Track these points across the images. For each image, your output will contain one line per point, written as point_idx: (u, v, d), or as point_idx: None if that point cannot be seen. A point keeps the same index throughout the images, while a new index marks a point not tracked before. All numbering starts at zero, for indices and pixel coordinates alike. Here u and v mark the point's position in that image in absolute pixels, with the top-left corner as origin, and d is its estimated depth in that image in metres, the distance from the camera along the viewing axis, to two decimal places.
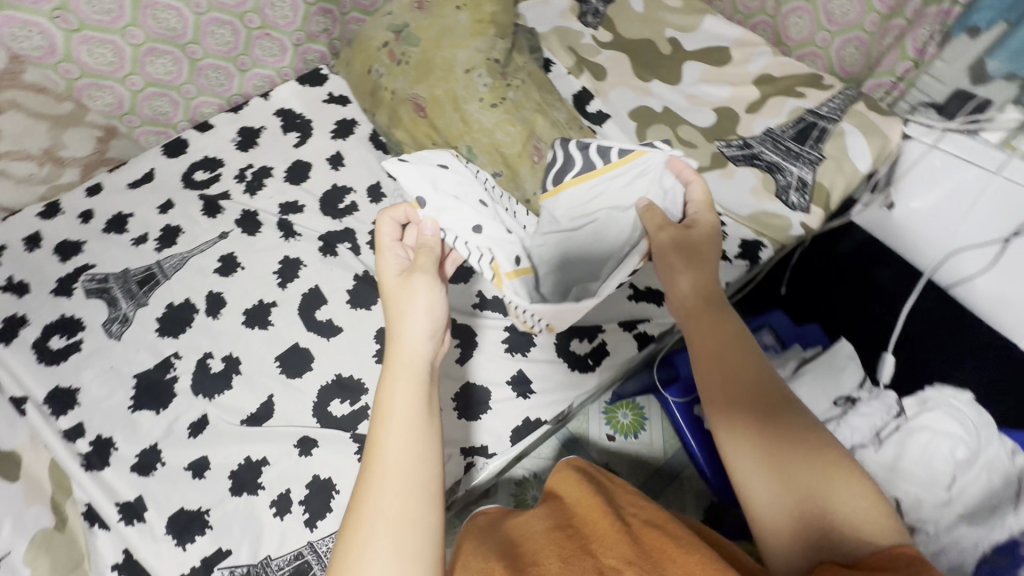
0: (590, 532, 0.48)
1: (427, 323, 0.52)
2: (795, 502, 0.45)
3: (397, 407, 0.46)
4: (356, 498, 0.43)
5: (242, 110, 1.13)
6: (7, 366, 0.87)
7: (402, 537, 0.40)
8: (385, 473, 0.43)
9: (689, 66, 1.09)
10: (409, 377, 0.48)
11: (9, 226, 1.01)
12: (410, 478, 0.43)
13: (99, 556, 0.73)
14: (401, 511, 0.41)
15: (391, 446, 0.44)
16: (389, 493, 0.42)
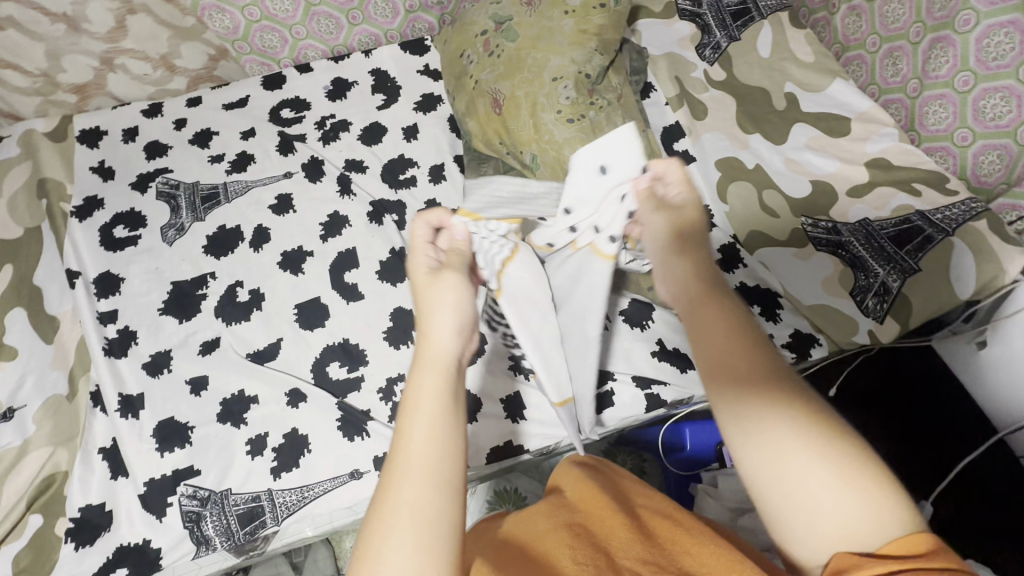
0: (604, 540, 0.46)
1: (453, 314, 0.47)
2: (811, 504, 0.36)
3: (421, 397, 0.41)
4: (376, 502, 0.37)
5: (342, 61, 1.16)
6: (75, 239, 0.96)
7: (428, 545, 0.35)
8: (405, 470, 0.38)
9: (798, 129, 1.00)
10: (440, 370, 0.43)
11: (116, 116, 1.11)
12: (434, 471, 0.38)
13: (91, 436, 0.79)
14: (422, 514, 0.36)
15: (415, 437, 0.39)
16: (412, 495, 0.37)
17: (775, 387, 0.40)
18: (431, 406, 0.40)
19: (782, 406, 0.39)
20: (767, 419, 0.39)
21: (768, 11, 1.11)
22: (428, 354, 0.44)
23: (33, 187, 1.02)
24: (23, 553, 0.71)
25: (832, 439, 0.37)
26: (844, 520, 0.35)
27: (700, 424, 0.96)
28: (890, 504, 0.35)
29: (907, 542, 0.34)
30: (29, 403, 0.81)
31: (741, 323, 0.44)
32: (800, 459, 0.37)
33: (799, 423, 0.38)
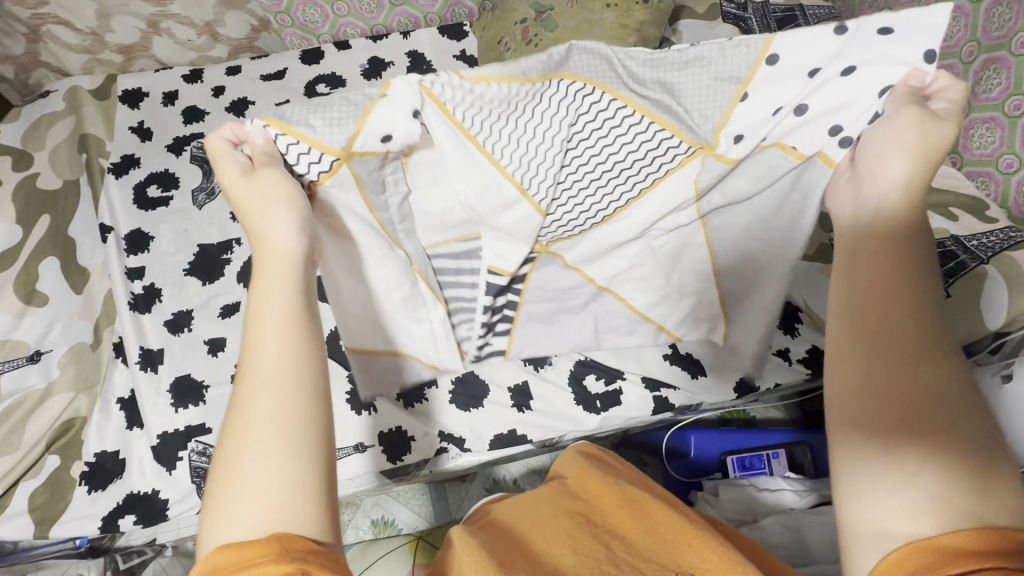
0: (604, 530, 0.46)
1: (286, 218, 0.41)
2: (893, 479, 0.31)
3: (267, 308, 0.37)
4: (230, 418, 0.34)
5: (380, 41, 1.17)
6: (110, 195, 0.98)
7: (282, 455, 0.32)
8: (254, 380, 0.35)
9: None
10: (274, 276, 0.39)
11: (158, 79, 1.14)
12: (285, 374, 0.35)
13: (111, 386, 0.82)
14: (278, 424, 0.33)
15: (265, 344, 0.36)
16: (262, 406, 0.34)
17: (919, 335, 0.34)
18: (277, 314, 0.37)
19: (918, 357, 0.34)
20: (895, 364, 0.34)
21: (815, 19, 1.11)
22: (265, 262, 0.40)
23: (74, 141, 1.05)
24: (40, 491, 0.74)
25: (950, 404, 0.32)
26: (925, 504, 0.30)
27: (707, 432, 0.96)
28: (989, 488, 0.30)
29: (979, 534, 0.29)
30: (55, 348, 0.84)
31: (908, 262, 0.38)
32: (907, 427, 0.32)
33: (920, 391, 0.32)
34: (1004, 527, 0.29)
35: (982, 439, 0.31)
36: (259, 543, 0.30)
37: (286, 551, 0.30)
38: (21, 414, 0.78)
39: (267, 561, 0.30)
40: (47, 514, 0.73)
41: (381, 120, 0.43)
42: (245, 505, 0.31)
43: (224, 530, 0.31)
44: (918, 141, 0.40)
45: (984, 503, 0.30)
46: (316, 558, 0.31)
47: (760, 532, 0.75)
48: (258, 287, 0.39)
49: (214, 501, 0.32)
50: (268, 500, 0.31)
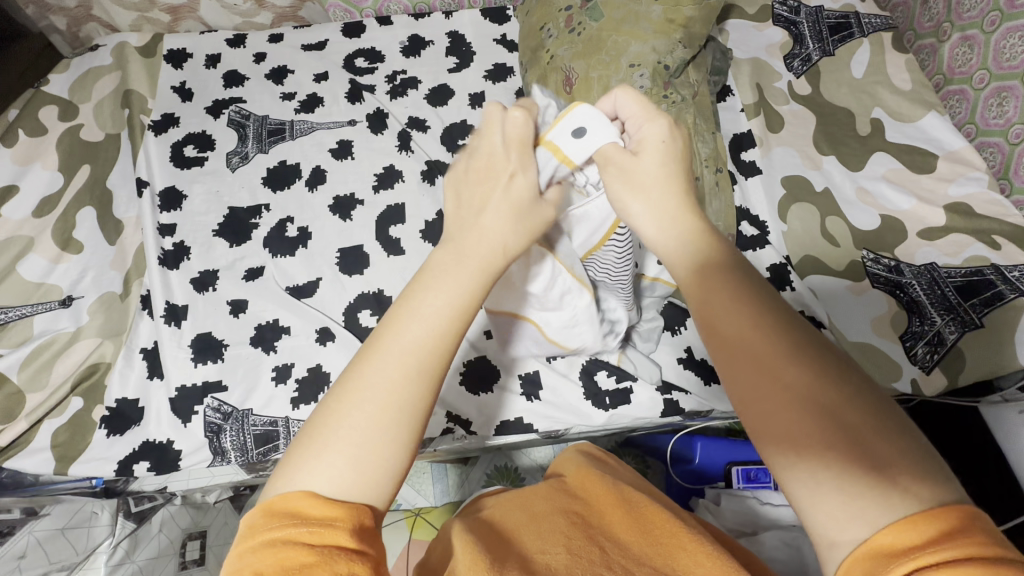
0: (601, 531, 0.46)
1: (513, 219, 0.41)
2: (814, 487, 0.30)
3: (436, 282, 0.37)
4: (347, 375, 0.35)
5: (421, 18, 1.17)
6: (148, 152, 1.01)
7: (396, 427, 0.34)
8: (388, 349, 0.35)
9: (877, 158, 0.95)
10: (467, 259, 0.39)
11: (202, 41, 1.16)
12: (422, 357, 0.35)
13: (136, 335, 0.84)
14: (390, 395, 0.34)
15: (420, 318, 0.36)
16: (383, 375, 0.34)
17: (753, 346, 0.34)
18: (451, 293, 0.37)
19: (758, 370, 0.33)
20: (741, 385, 0.33)
21: (871, 28, 1.07)
22: (469, 238, 0.40)
23: (118, 97, 1.08)
24: (62, 430, 0.77)
25: (816, 405, 0.31)
26: (846, 506, 0.29)
27: (713, 441, 0.95)
28: (900, 475, 0.29)
29: (907, 527, 0.27)
30: (86, 295, 0.87)
31: (721, 280, 0.37)
32: (810, 439, 0.31)
33: (806, 400, 0.31)
34: (936, 511, 0.28)
35: (866, 424, 0.30)
36: (329, 503, 0.32)
37: (355, 527, 0.32)
38: (50, 354, 0.82)
39: (341, 530, 0.31)
40: (67, 453, 0.76)
41: (577, 116, 0.44)
42: (329, 463, 0.33)
43: (310, 480, 0.33)
44: (645, 182, 0.40)
45: (906, 493, 0.29)
46: (372, 541, 0.33)
47: (759, 545, 0.74)
48: (445, 253, 0.39)
49: (303, 448, 0.34)
50: (356, 460, 0.33)
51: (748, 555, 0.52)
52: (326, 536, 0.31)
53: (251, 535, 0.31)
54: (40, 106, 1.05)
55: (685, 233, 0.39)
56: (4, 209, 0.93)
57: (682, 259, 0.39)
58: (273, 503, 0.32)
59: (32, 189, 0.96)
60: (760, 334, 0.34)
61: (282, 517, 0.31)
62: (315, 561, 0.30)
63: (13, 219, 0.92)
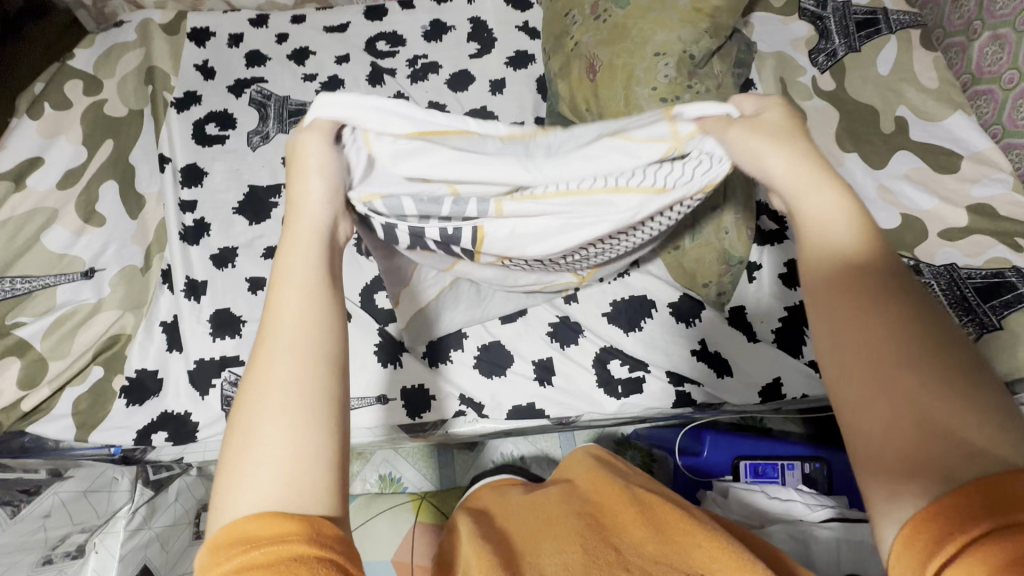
0: (614, 533, 0.47)
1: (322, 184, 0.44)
2: (890, 440, 0.31)
3: (285, 272, 0.39)
4: (248, 378, 0.36)
5: (444, 3, 1.17)
6: (171, 129, 1.02)
7: (294, 413, 0.34)
8: (271, 346, 0.36)
9: (899, 157, 0.95)
10: (308, 238, 0.41)
11: (225, 19, 1.16)
12: (302, 332, 0.36)
13: (156, 309, 0.85)
14: (296, 376, 0.35)
15: (286, 308, 0.37)
16: (282, 364, 0.35)
17: (844, 304, 0.35)
18: (298, 275, 0.38)
19: (848, 328, 0.34)
20: (841, 322, 0.35)
21: (899, 25, 1.05)
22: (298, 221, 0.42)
23: (141, 73, 1.08)
24: (83, 398, 0.79)
25: (913, 354, 0.32)
26: (921, 458, 0.30)
27: (722, 434, 0.95)
28: (976, 439, 0.29)
29: (976, 492, 0.28)
30: (108, 267, 0.88)
31: (835, 219, 0.37)
32: (901, 388, 0.31)
33: (903, 348, 0.32)
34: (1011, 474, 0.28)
35: (961, 384, 0.30)
36: (278, 518, 0.31)
37: (312, 536, 0.31)
38: (72, 323, 0.83)
39: (296, 542, 0.30)
40: (88, 420, 0.77)
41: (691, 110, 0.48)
42: (262, 471, 0.32)
43: (248, 495, 0.32)
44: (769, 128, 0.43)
45: (979, 456, 0.28)
46: (335, 543, 0.31)
47: (767, 535, 0.75)
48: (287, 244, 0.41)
49: (228, 472, 0.33)
50: (281, 459, 0.33)
51: (768, 549, 0.52)
52: (284, 549, 0.30)
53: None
54: (65, 80, 1.06)
55: (802, 173, 0.40)
56: (28, 180, 0.94)
57: (801, 196, 0.39)
58: (219, 537, 0.31)
59: (56, 161, 0.97)
60: (866, 281, 0.35)
61: (232, 547, 0.30)
62: None
63: (38, 190, 0.94)
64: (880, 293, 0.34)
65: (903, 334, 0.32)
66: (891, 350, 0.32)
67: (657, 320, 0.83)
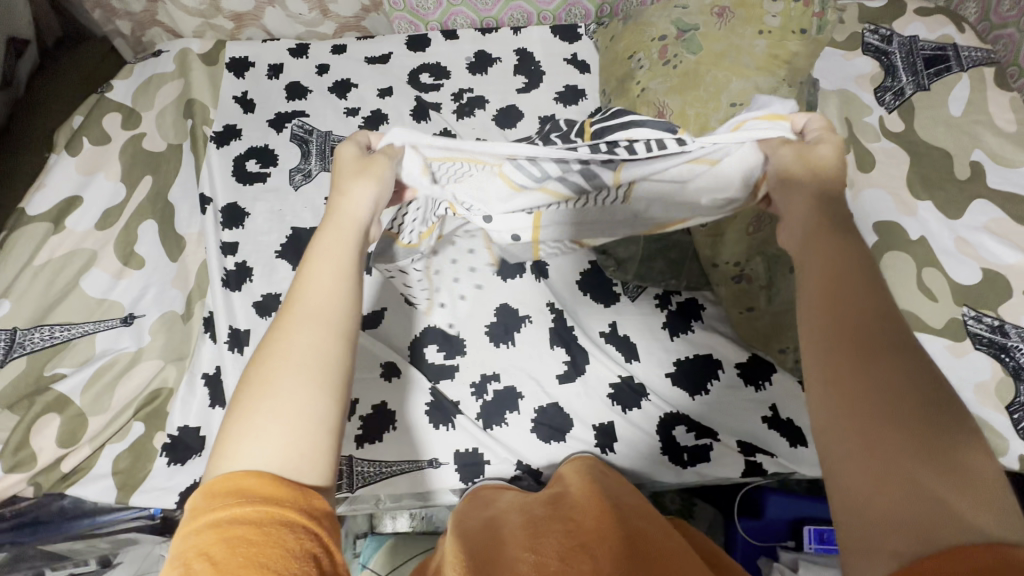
0: (588, 544, 0.42)
1: (370, 183, 0.48)
2: (857, 467, 0.31)
3: (330, 255, 0.41)
4: (268, 351, 0.36)
5: (489, 35, 1.13)
6: (211, 166, 0.99)
7: (302, 383, 0.34)
8: (299, 311, 0.37)
9: (977, 207, 0.88)
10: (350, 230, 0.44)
11: (265, 49, 1.13)
12: (328, 312, 0.38)
13: (197, 361, 0.82)
14: (307, 357, 0.35)
15: (318, 281, 0.39)
16: (294, 341, 0.36)
17: (830, 300, 0.37)
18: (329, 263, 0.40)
19: (824, 320, 0.36)
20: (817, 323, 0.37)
21: (971, 62, 0.99)
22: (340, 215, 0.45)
23: (181, 106, 1.06)
24: (123, 456, 0.75)
25: (870, 360, 0.33)
26: (895, 492, 0.29)
27: (782, 495, 0.90)
28: (942, 489, 0.28)
29: (960, 555, 0.26)
30: (148, 314, 0.85)
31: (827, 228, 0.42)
32: (865, 404, 0.31)
33: (857, 361, 0.33)
34: (989, 548, 0.26)
35: (923, 414, 0.30)
36: (275, 481, 0.31)
37: (306, 506, 0.31)
38: (111, 376, 0.79)
39: (289, 508, 0.30)
40: (129, 480, 0.74)
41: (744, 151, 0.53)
42: (268, 432, 0.32)
43: (252, 452, 0.32)
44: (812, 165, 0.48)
45: (952, 515, 0.27)
46: (325, 519, 0.31)
47: None
48: (326, 233, 0.44)
49: (241, 422, 0.33)
50: (285, 433, 0.33)
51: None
52: (278, 513, 0.29)
53: (193, 518, 0.29)
54: (104, 113, 1.03)
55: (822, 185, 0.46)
56: (67, 221, 0.91)
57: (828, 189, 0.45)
58: (213, 486, 0.31)
59: (95, 200, 0.94)
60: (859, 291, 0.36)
61: (226, 497, 0.30)
62: (262, 538, 0.28)
63: (76, 231, 0.90)
64: (869, 313, 0.35)
65: (870, 346, 0.33)
66: (859, 349, 0.34)
67: (724, 381, 0.78)
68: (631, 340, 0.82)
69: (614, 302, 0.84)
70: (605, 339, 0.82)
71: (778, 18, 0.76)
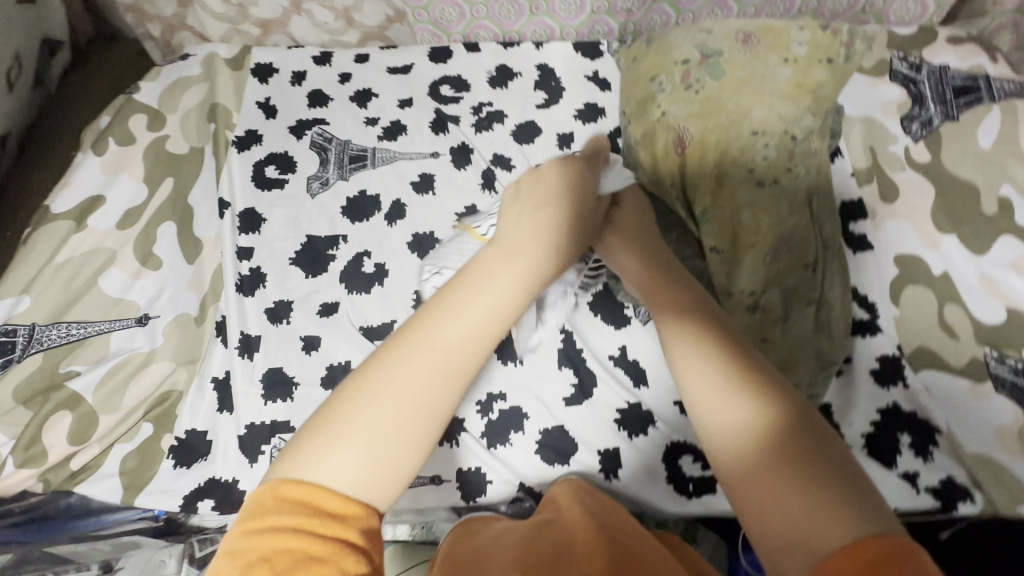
0: (572, 558, 0.46)
1: (557, 228, 0.44)
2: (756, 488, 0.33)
3: (488, 284, 0.38)
4: (377, 365, 0.34)
5: (511, 49, 1.13)
6: (231, 171, 1.00)
7: (408, 425, 0.33)
8: (431, 343, 0.35)
9: (1004, 243, 0.85)
10: (516, 265, 0.40)
11: (289, 56, 1.14)
12: (463, 359, 0.35)
13: (208, 364, 0.83)
14: (414, 397, 0.33)
15: (462, 316, 0.36)
16: (416, 367, 0.34)
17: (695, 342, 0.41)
18: (490, 300, 0.37)
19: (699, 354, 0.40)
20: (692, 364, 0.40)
21: (1003, 94, 0.95)
22: (525, 252, 0.41)
23: (205, 110, 1.07)
24: (131, 456, 0.76)
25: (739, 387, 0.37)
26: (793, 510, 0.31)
27: None
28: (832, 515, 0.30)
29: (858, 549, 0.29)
30: (162, 315, 0.86)
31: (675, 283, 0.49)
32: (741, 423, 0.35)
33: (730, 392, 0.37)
34: (868, 540, 0.29)
35: (784, 432, 0.35)
36: (345, 500, 0.31)
37: (364, 527, 0.31)
38: (124, 375, 0.80)
39: (351, 528, 0.30)
40: (135, 481, 0.75)
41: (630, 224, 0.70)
42: (348, 450, 0.32)
43: (329, 468, 0.31)
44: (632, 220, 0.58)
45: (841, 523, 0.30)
46: (378, 545, 0.31)
47: None
48: (491, 255, 0.41)
49: (327, 429, 0.33)
50: (368, 461, 0.32)
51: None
52: (341, 530, 0.30)
53: (257, 516, 0.30)
54: (130, 114, 1.05)
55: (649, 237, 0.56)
56: (89, 220, 0.93)
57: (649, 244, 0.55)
58: (285, 488, 0.31)
59: (117, 200, 0.96)
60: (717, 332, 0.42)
61: (295, 504, 0.30)
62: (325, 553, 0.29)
63: (98, 230, 0.92)
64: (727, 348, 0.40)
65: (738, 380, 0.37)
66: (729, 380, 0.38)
67: None
68: (640, 364, 0.81)
69: (625, 325, 0.83)
70: (614, 362, 0.81)
71: (804, 46, 0.76)
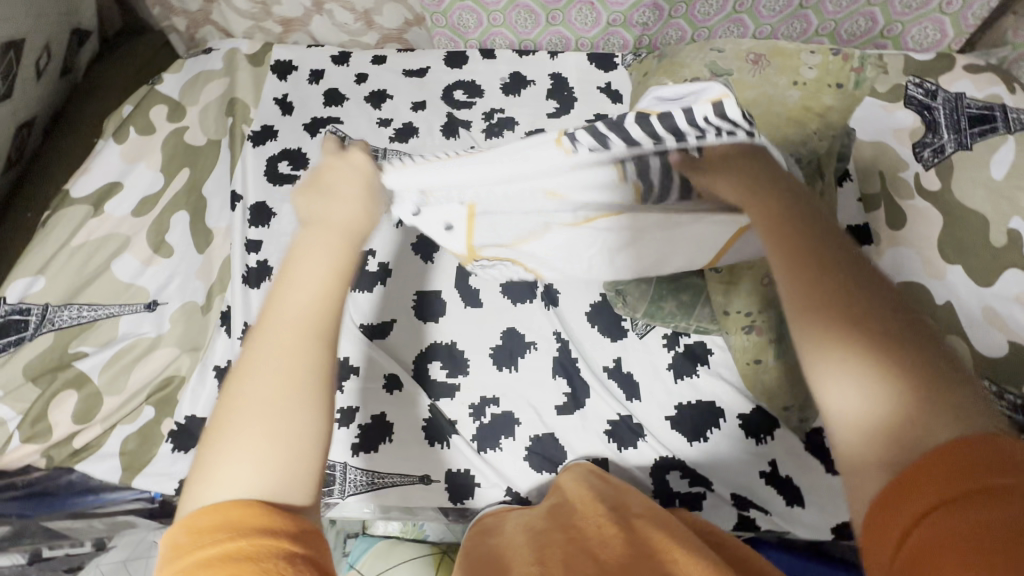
0: (591, 538, 0.47)
1: (362, 193, 0.45)
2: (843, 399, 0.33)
3: (309, 257, 0.38)
4: (237, 374, 0.35)
5: (526, 57, 1.14)
6: (245, 164, 1.02)
7: (285, 405, 0.34)
8: (274, 328, 0.36)
9: (1010, 276, 0.84)
10: (332, 232, 0.40)
11: (309, 54, 1.17)
12: (308, 325, 0.36)
13: (211, 352, 0.85)
14: (283, 379, 0.34)
15: (300, 294, 0.37)
16: (269, 362, 0.35)
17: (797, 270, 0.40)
18: (312, 272, 0.37)
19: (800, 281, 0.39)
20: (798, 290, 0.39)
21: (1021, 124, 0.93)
22: (332, 217, 0.41)
23: (224, 103, 1.10)
24: (131, 438, 0.79)
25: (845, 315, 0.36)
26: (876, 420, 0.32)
27: None
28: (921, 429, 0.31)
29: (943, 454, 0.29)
30: (170, 301, 0.89)
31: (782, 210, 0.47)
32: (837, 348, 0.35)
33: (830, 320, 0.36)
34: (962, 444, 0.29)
35: (882, 353, 0.33)
36: (259, 505, 0.31)
37: (288, 527, 0.30)
38: (130, 358, 0.83)
39: (277, 522, 0.30)
40: (133, 462, 0.77)
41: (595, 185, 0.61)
42: (240, 457, 0.32)
43: (231, 478, 0.32)
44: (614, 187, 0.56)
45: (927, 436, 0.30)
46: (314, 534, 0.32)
47: None
48: (309, 233, 0.40)
49: (217, 448, 0.33)
50: (265, 455, 0.32)
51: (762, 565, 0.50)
52: (266, 536, 0.29)
53: (180, 557, 0.29)
54: (152, 104, 1.08)
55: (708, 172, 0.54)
56: (106, 206, 0.95)
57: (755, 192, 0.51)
58: (193, 521, 0.30)
59: (134, 187, 0.98)
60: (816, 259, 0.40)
61: (210, 530, 0.29)
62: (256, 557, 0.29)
63: (114, 216, 0.95)
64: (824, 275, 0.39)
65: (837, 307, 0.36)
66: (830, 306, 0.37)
67: (725, 431, 0.77)
68: (634, 378, 0.81)
69: (621, 337, 0.84)
70: (608, 374, 0.82)
71: (815, 70, 0.77)
